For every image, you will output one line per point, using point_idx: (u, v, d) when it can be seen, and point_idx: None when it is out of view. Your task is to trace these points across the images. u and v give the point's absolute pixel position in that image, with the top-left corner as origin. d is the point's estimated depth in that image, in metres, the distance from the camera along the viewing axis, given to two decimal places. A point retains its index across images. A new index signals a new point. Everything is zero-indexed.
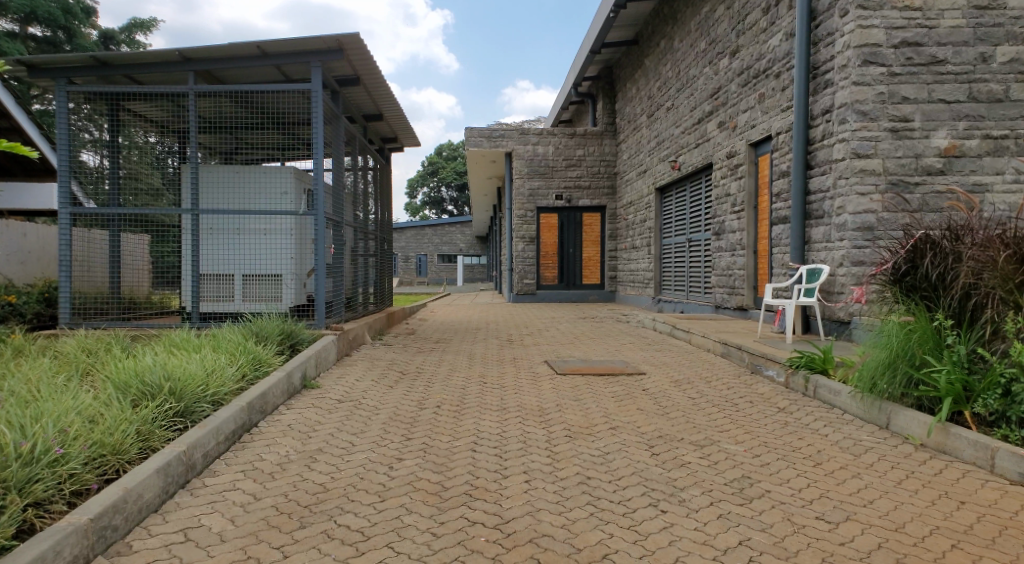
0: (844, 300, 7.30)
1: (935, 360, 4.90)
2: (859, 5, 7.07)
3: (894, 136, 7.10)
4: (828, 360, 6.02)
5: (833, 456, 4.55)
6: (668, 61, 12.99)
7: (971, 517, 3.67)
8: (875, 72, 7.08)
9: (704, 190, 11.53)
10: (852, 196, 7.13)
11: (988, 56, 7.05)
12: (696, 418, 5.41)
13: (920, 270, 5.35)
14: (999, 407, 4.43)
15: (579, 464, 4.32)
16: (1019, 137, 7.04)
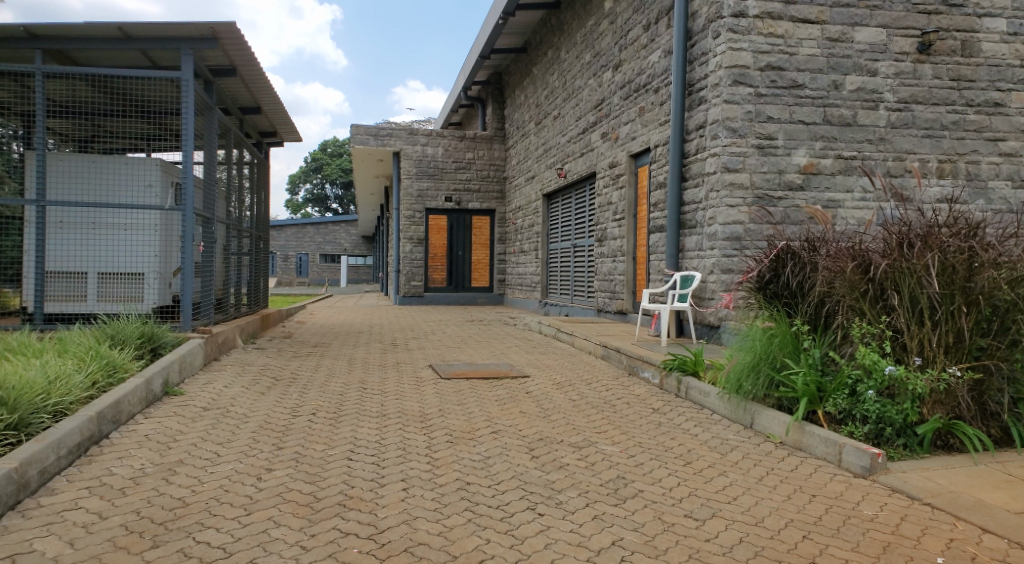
0: (714, 306, 7.67)
1: (794, 363, 5.24)
2: (729, 28, 7.44)
3: (760, 152, 7.52)
4: (699, 363, 6.32)
5: (702, 455, 4.77)
6: (555, 70, 13.24)
7: (821, 509, 3.93)
8: (744, 92, 7.48)
9: (588, 197, 11.82)
10: (723, 208, 7.49)
11: (840, 84, 7.60)
12: (576, 420, 5.54)
13: (782, 279, 5.70)
14: (846, 406, 4.78)
15: (459, 470, 4.32)
16: (866, 158, 7.63)
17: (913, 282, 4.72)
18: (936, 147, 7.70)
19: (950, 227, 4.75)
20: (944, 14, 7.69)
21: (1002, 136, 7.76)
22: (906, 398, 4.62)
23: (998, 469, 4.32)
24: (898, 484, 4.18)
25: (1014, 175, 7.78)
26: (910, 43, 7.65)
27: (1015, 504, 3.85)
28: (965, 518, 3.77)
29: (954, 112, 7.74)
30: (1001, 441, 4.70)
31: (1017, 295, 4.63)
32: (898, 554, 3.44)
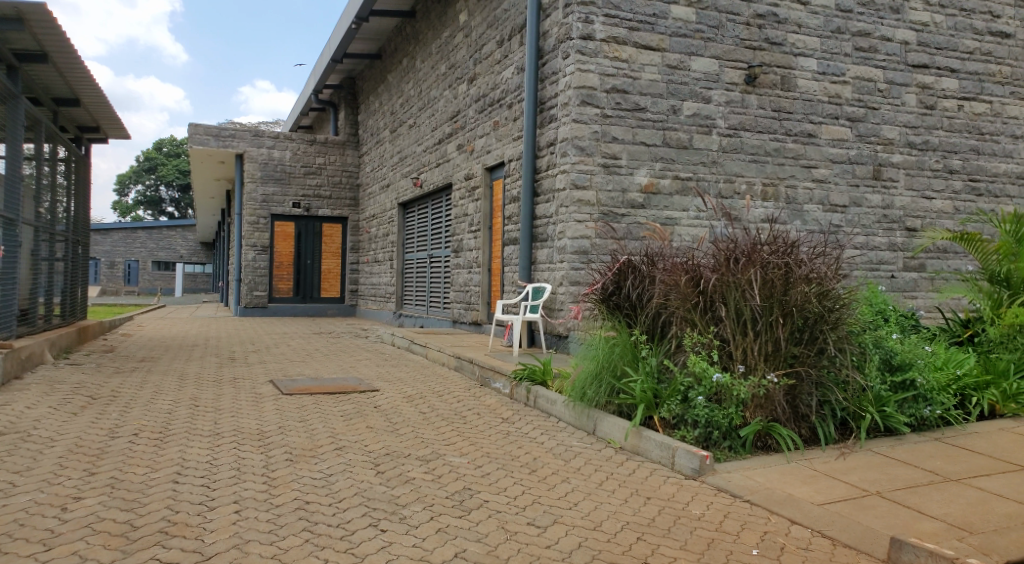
0: (563, 317, 7.89)
1: (633, 371, 5.47)
2: (578, 50, 7.71)
3: (605, 171, 7.82)
4: (547, 372, 6.49)
5: (547, 463, 4.87)
6: (410, 79, 13.16)
7: (654, 510, 4.11)
8: (591, 112, 7.77)
9: (444, 208, 11.83)
10: (571, 223, 7.72)
11: (678, 109, 8.06)
12: (425, 432, 5.49)
13: (623, 291, 5.93)
14: (679, 412, 5.06)
15: (298, 489, 4.15)
16: (700, 179, 8.13)
17: (738, 295, 5.05)
18: (761, 172, 8.33)
19: (770, 245, 5.11)
20: (767, 50, 8.35)
21: (815, 164, 8.51)
22: (731, 403, 4.93)
23: (806, 466, 4.71)
24: (723, 483, 4.45)
25: (825, 199, 8.55)
26: (738, 75, 8.24)
27: (819, 497, 4.21)
28: (777, 512, 4.07)
29: (776, 140, 8.39)
30: (810, 440, 5.13)
31: (824, 307, 5.07)
32: (720, 549, 3.64)
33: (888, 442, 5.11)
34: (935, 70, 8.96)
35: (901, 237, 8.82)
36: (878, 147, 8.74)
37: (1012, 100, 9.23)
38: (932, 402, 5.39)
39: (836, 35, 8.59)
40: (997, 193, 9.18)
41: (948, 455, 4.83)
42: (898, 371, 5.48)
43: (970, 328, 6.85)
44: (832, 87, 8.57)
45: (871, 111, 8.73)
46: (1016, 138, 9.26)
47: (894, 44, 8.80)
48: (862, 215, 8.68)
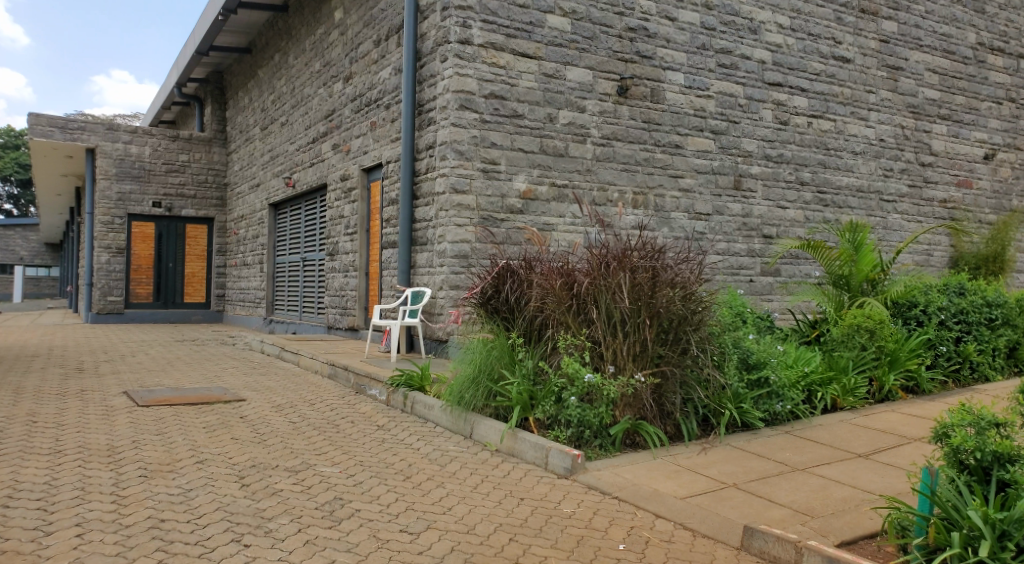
0: (442, 321, 7.86)
1: (510, 374, 5.53)
2: (456, 54, 7.73)
3: (484, 176, 7.85)
4: (426, 378, 6.44)
5: (422, 468, 4.82)
6: (282, 76, 12.75)
7: (527, 511, 4.14)
8: (469, 117, 7.79)
9: (318, 210, 11.52)
10: (451, 227, 7.70)
11: (554, 117, 8.20)
12: (295, 442, 5.31)
13: (502, 295, 5.94)
14: (553, 412, 5.16)
15: (151, 507, 3.91)
16: (575, 186, 8.31)
17: (609, 297, 5.18)
18: (632, 180, 8.61)
19: (638, 251, 5.27)
20: (638, 63, 8.67)
21: (682, 174, 8.91)
22: (602, 402, 5.06)
23: (671, 461, 4.90)
24: (593, 481, 4.57)
25: (691, 208, 8.96)
26: (611, 86, 8.50)
27: (682, 490, 4.40)
28: (643, 507, 4.22)
29: (646, 150, 8.71)
30: (675, 437, 5.35)
31: (688, 310, 5.29)
32: (589, 546, 3.73)
33: (745, 437, 5.41)
34: (788, 89, 9.59)
35: (758, 244, 9.38)
36: (738, 159, 9.26)
37: (852, 119, 10.01)
38: (784, 398, 5.76)
39: (701, 51, 9.04)
40: (840, 204, 9.93)
41: (796, 447, 5.18)
42: (753, 369, 5.81)
43: (817, 329, 7.37)
44: (697, 101, 9.01)
45: (732, 125, 9.23)
46: (857, 154, 10.04)
47: (752, 62, 9.35)
48: (723, 223, 9.15)
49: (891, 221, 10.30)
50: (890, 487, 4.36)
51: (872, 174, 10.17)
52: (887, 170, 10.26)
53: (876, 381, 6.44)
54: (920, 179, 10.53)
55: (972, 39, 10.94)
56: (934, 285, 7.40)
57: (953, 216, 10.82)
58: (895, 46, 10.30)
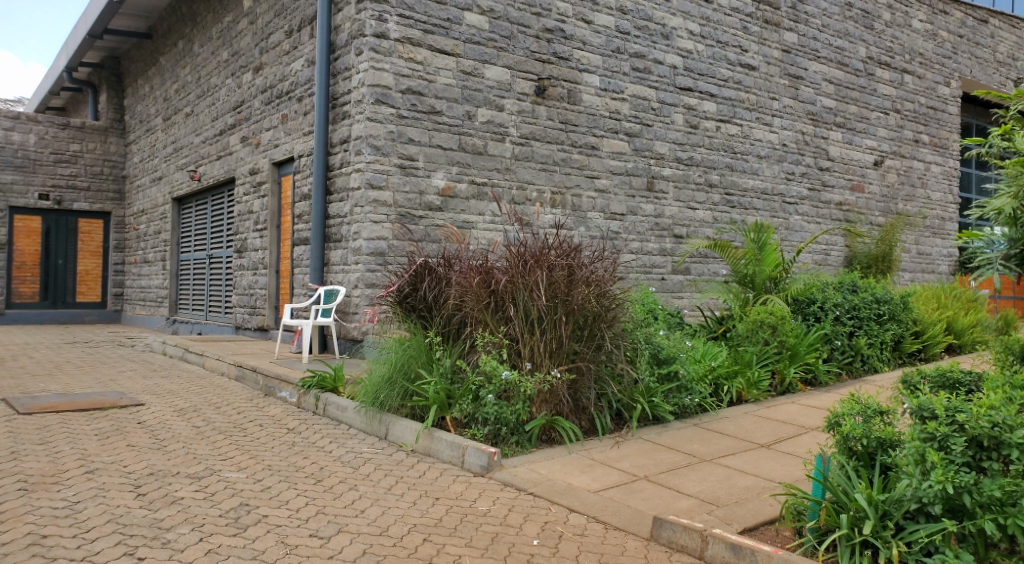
0: (358, 320, 7.77)
1: (427, 373, 5.52)
2: (371, 48, 7.65)
3: (402, 172, 7.79)
4: (339, 379, 6.36)
5: (335, 471, 4.76)
6: (186, 64, 12.31)
7: (441, 510, 4.15)
8: (386, 111, 7.71)
9: (226, 205, 11.18)
10: (367, 223, 7.62)
11: (472, 115, 8.20)
12: (198, 448, 5.17)
13: (418, 293, 5.87)
14: (470, 411, 5.18)
15: (33, 523, 3.73)
16: (494, 185, 8.33)
17: (526, 295, 5.23)
18: (550, 180, 8.71)
19: (555, 249, 5.35)
20: (554, 64, 8.77)
21: (597, 174, 9.07)
22: (519, 399, 5.12)
23: (585, 456, 5.00)
24: (509, 478, 4.62)
25: (606, 208, 9.14)
26: (528, 86, 8.57)
27: (595, 484, 4.51)
28: (557, 501, 4.30)
29: (563, 151, 8.83)
30: (590, 431, 5.46)
31: (602, 307, 5.41)
32: (503, 542, 3.77)
33: (656, 430, 5.58)
34: (698, 94, 9.91)
35: (670, 243, 9.66)
36: (651, 161, 9.51)
37: (757, 124, 10.43)
38: (692, 391, 5.96)
39: (616, 54, 9.24)
40: (746, 205, 10.33)
41: (704, 439, 5.37)
42: (663, 364, 5.98)
43: (723, 325, 7.65)
44: (612, 103, 9.20)
45: (644, 127, 9.47)
46: (761, 158, 10.48)
47: (664, 67, 9.62)
48: (637, 223, 9.38)
49: (793, 222, 10.79)
50: (789, 474, 4.59)
51: (776, 177, 10.62)
52: (789, 173, 10.74)
53: (778, 373, 6.75)
54: (819, 183, 11.08)
55: (863, 53, 11.58)
56: (830, 283, 7.81)
57: (848, 218, 11.43)
58: (795, 56, 10.79)
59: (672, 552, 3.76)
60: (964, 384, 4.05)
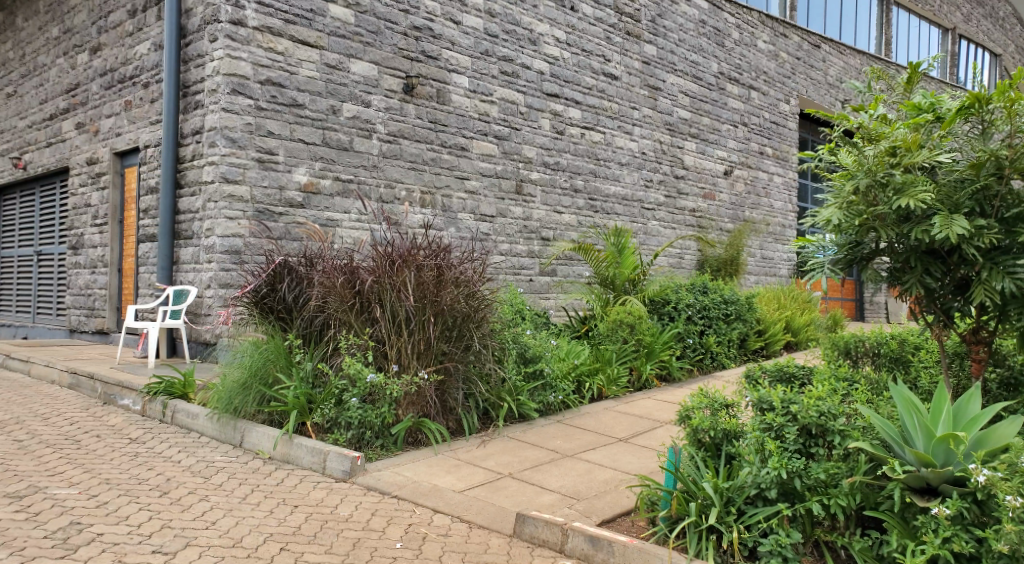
0: (210, 322, 7.40)
1: (286, 377, 5.32)
2: (227, 35, 7.29)
3: (260, 166, 7.46)
4: (189, 385, 6.04)
5: (182, 482, 4.52)
6: (8, 39, 11.30)
7: (300, 518, 4.04)
8: (242, 102, 7.36)
9: (58, 196, 10.36)
10: (221, 219, 7.25)
11: (337, 109, 7.95)
12: (21, 463, 4.76)
13: (277, 293, 5.69)
14: (332, 415, 5.06)
15: None
16: (361, 183, 8.10)
17: (393, 295, 5.17)
18: (419, 180, 8.57)
19: (424, 249, 5.32)
20: (423, 62, 8.67)
21: (467, 175, 9.04)
22: (384, 402, 5.04)
23: (451, 456, 5.01)
24: (372, 482, 4.56)
25: (476, 209, 9.13)
26: (396, 83, 8.43)
27: (460, 483, 4.54)
28: (422, 503, 4.29)
29: (432, 150, 8.72)
30: (457, 431, 5.46)
31: (471, 307, 5.43)
32: (365, 547, 3.72)
33: (521, 428, 5.67)
34: (564, 100, 10.14)
35: (537, 246, 9.81)
36: (519, 164, 9.62)
37: (619, 133, 10.83)
38: (556, 389, 6.11)
39: (484, 57, 9.29)
40: (608, 210, 10.68)
41: (566, 435, 5.53)
42: (530, 363, 6.09)
43: (586, 324, 7.89)
44: (481, 105, 9.22)
45: (513, 131, 9.57)
46: (622, 165, 10.88)
47: (531, 72, 9.78)
48: (506, 225, 9.46)
49: (651, 227, 11.28)
50: (645, 467, 4.81)
51: (635, 184, 11.07)
52: (648, 181, 11.23)
53: (635, 370, 7.05)
54: (675, 190, 11.65)
55: (715, 69, 12.29)
56: (684, 284, 8.27)
57: (700, 224, 12.08)
58: (655, 68, 11.29)
59: (534, 547, 3.85)
60: (799, 377, 4.46)
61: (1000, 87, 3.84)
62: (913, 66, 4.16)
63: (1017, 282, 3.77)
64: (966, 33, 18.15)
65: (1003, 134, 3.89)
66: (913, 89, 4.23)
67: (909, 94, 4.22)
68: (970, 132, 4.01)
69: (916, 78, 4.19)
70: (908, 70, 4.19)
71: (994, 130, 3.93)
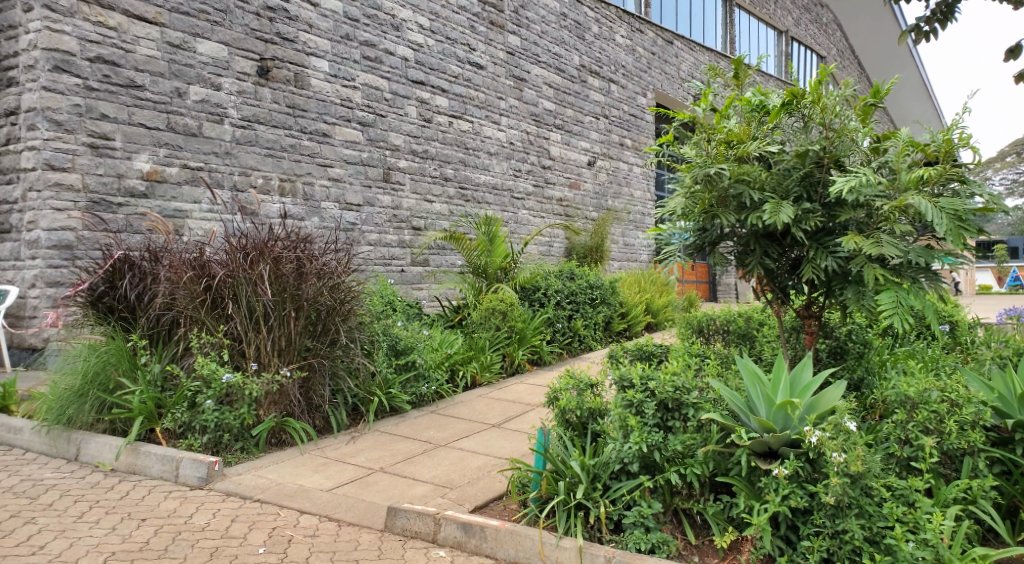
0: (34, 326, 6.68)
1: (130, 382, 4.95)
2: (45, 5, 6.56)
3: (93, 152, 6.83)
4: (9, 397, 5.52)
5: (5, 504, 4.12)
6: None
7: (148, 532, 3.78)
8: (68, 81, 6.68)
9: None
10: (46, 211, 6.56)
11: (182, 92, 7.41)
12: None
13: (118, 290, 5.28)
14: (185, 419, 4.78)
15: None
16: (212, 170, 7.61)
17: (249, 290, 4.94)
18: (277, 167, 8.14)
19: (282, 240, 5.14)
20: (278, 45, 8.20)
21: (331, 163, 8.64)
22: (243, 403, 4.79)
23: (318, 455, 4.86)
24: (232, 487, 4.35)
25: (341, 198, 8.75)
26: (249, 66, 7.94)
27: (328, 482, 4.41)
28: (286, 505, 4.13)
29: (291, 136, 8.29)
30: (324, 429, 5.29)
31: (335, 299, 5.27)
32: (223, 556, 3.54)
33: (392, 421, 5.57)
34: (430, 88, 9.87)
35: (408, 235, 9.50)
36: (386, 152, 9.26)
37: (486, 122, 10.73)
38: (430, 379, 6.02)
39: (344, 41, 8.87)
40: (478, 200, 10.58)
41: (438, 424, 5.49)
42: (401, 354, 5.93)
43: (459, 313, 7.87)
44: (343, 90, 8.81)
45: (378, 118, 9.20)
46: (491, 155, 10.82)
47: (395, 58, 9.43)
48: (374, 215, 9.10)
49: (520, 216, 11.37)
50: (517, 451, 4.85)
51: (505, 173, 11.07)
52: (516, 170, 11.28)
53: (508, 356, 7.12)
54: (542, 179, 11.79)
55: (576, 61, 12.53)
56: (552, 271, 8.41)
57: (567, 213, 12.33)
58: (519, 59, 11.32)
59: (406, 539, 3.79)
60: (657, 355, 4.66)
61: (813, 83, 4.13)
62: (738, 62, 4.42)
63: (838, 260, 4.08)
64: (797, 35, 19.51)
65: (820, 127, 4.15)
66: (743, 85, 4.48)
67: (741, 89, 4.47)
68: (795, 126, 4.27)
69: (744, 73, 4.46)
70: (735, 66, 4.46)
71: (814, 122, 4.17)
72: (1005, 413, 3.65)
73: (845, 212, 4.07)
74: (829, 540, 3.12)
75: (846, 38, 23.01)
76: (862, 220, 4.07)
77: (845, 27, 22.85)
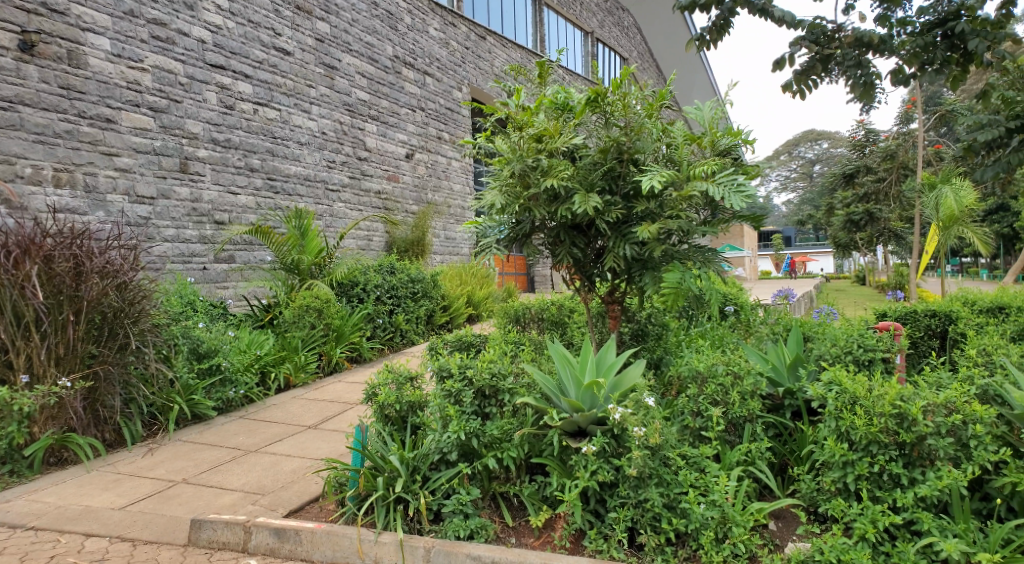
0: None
1: None
2: None
3: None
4: None
5: None
6: None
7: None
8: None
9: None
10: None
11: None
12: None
13: None
14: None
15: None
16: None
17: (15, 293, 4.44)
18: (49, 155, 7.35)
19: (52, 236, 4.60)
20: (45, 17, 7.37)
21: (116, 152, 7.91)
22: (11, 421, 4.30)
23: (109, 471, 4.44)
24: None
25: (130, 190, 8.04)
26: (7, 39, 7.09)
27: (120, 500, 4.03)
28: (69, 530, 3.74)
29: (65, 120, 7.50)
30: (115, 443, 4.83)
31: (124, 299, 4.80)
32: None
33: (196, 429, 5.19)
34: (231, 73, 9.31)
35: (209, 230, 8.89)
36: (182, 141, 8.62)
37: (296, 111, 10.28)
38: (237, 383, 5.69)
39: (128, 17, 8.12)
40: (289, 192, 10.11)
41: (249, 429, 5.20)
42: (204, 358, 5.53)
43: (270, 312, 7.49)
44: (128, 72, 8.09)
45: (172, 103, 8.54)
46: (302, 145, 10.37)
47: (190, 40, 8.79)
48: (170, 209, 8.44)
49: (335, 210, 11.04)
50: (334, 451, 4.69)
51: (317, 164, 10.66)
52: (330, 162, 10.90)
53: (324, 355, 6.89)
54: (357, 172, 11.51)
55: (389, 51, 12.36)
56: (370, 266, 8.22)
57: (385, 206, 12.15)
58: (328, 46, 10.95)
59: (213, 552, 3.57)
60: (475, 344, 4.71)
61: (614, 82, 4.29)
62: (542, 61, 4.49)
63: (634, 247, 4.33)
64: (601, 37, 20.52)
65: (620, 126, 4.33)
66: (546, 82, 4.56)
67: (544, 87, 4.56)
68: (597, 122, 4.43)
69: (547, 72, 4.53)
70: (539, 65, 4.54)
71: (615, 119, 4.34)
72: (778, 382, 4.02)
73: (641, 204, 4.31)
74: (633, 509, 3.33)
75: (643, 41, 24.54)
76: (656, 211, 4.32)
77: (643, 31, 24.36)
